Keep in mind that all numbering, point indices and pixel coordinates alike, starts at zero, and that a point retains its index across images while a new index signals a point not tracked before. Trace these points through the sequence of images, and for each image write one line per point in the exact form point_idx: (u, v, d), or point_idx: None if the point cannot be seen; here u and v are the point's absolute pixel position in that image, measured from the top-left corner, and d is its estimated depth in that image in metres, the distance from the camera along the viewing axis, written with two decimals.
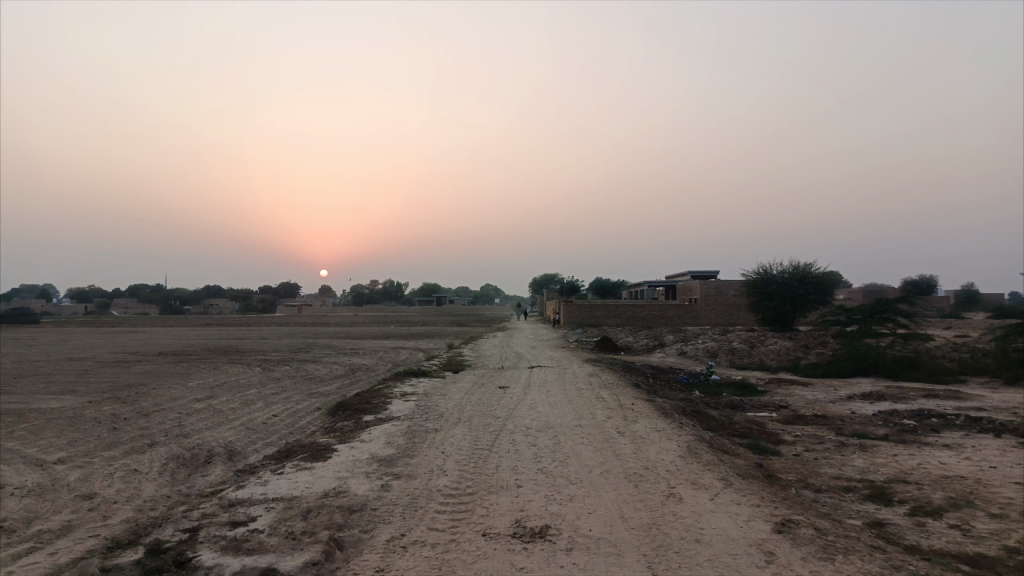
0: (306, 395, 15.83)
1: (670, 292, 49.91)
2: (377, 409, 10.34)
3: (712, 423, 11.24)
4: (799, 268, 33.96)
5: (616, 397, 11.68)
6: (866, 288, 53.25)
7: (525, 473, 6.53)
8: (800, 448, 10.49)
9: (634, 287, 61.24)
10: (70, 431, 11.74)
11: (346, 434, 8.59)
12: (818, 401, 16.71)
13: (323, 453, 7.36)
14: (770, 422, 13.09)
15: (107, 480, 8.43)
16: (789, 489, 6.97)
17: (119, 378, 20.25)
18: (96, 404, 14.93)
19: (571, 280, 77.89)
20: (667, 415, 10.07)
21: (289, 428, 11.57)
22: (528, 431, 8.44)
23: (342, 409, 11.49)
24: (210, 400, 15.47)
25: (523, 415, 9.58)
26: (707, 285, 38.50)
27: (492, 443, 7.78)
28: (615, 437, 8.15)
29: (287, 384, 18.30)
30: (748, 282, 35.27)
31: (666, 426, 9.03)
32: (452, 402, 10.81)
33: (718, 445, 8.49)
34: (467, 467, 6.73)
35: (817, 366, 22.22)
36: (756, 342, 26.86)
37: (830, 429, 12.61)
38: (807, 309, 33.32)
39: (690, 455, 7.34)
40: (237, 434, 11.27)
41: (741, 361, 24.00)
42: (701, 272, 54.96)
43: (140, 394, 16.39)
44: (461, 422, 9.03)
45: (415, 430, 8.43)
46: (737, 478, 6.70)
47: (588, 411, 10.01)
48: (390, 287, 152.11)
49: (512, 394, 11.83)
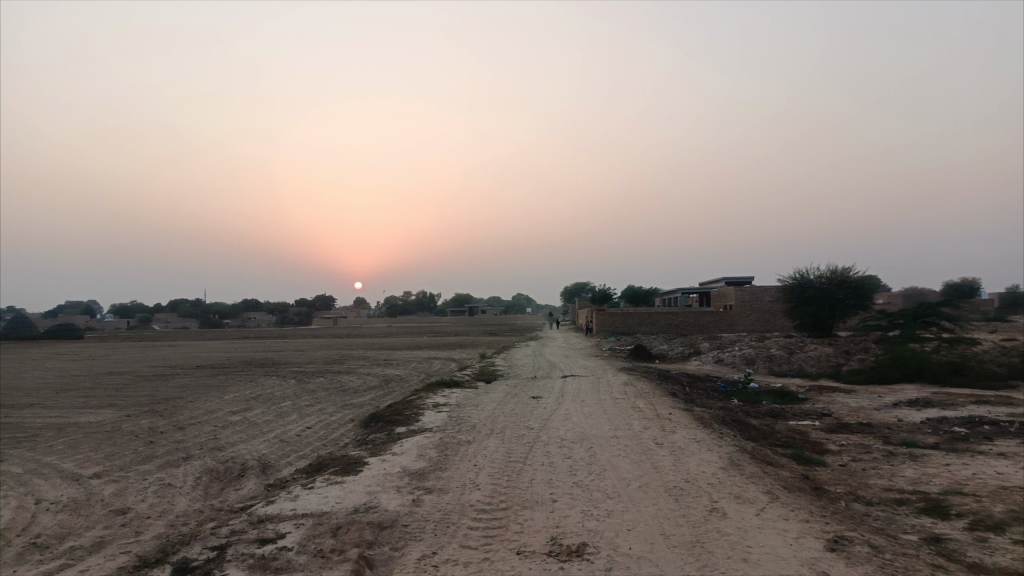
0: (340, 406, 15.80)
1: (704, 298, 49.24)
2: (409, 421, 10.20)
3: (753, 433, 10.89)
4: (837, 272, 33.22)
5: (652, 407, 11.39)
6: (906, 291, 51.96)
7: (561, 487, 6.31)
8: (846, 459, 10.10)
9: (668, 294, 60.56)
10: (107, 445, 11.82)
11: (377, 447, 8.46)
12: (862, 408, 16.18)
13: (354, 466, 7.24)
14: (813, 431, 12.68)
15: (140, 494, 8.41)
16: (839, 502, 6.65)
17: (156, 391, 20.46)
18: (134, 417, 15.07)
19: (604, 288, 77.40)
20: (706, 425, 9.76)
21: (322, 440, 11.49)
22: (563, 442, 8.22)
23: (374, 421, 11.38)
24: (245, 412, 15.51)
25: (557, 425, 9.36)
26: (742, 291, 37.87)
27: (526, 455, 7.57)
28: (653, 449, 7.90)
29: (321, 396, 18.30)
30: (785, 288, 34.59)
31: (706, 436, 8.73)
32: (485, 413, 10.63)
33: (761, 456, 8.18)
34: (501, 481, 6.54)
35: (860, 372, 21.61)
36: (795, 348, 26.25)
37: (876, 438, 12.16)
38: (847, 314, 32.55)
39: (732, 467, 7.06)
40: (271, 447, 11.23)
41: (780, 369, 23.45)
42: (736, 278, 54.15)
43: (176, 407, 16.51)
44: (493, 433, 8.83)
45: (447, 442, 8.26)
46: (783, 491, 6.41)
47: (624, 421, 9.74)
48: (423, 298, 152.76)
49: (546, 404, 11.61)
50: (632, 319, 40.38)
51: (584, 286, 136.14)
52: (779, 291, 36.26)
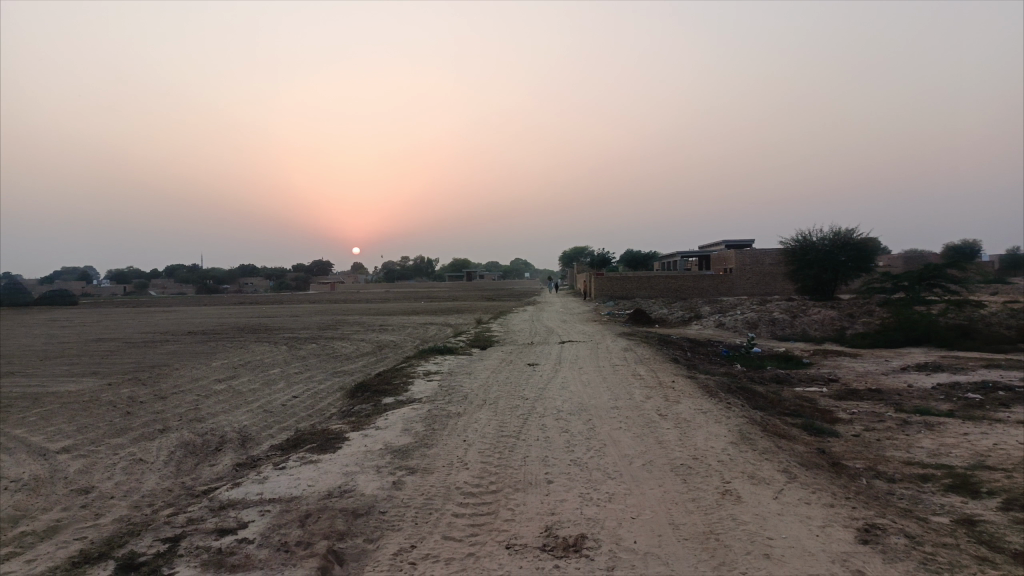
0: (329, 374, 15.25)
1: (704, 261, 48.59)
2: (398, 391, 9.62)
3: (761, 401, 10.33)
4: (840, 234, 32.52)
5: (654, 374, 10.83)
6: (907, 253, 51.33)
7: (557, 466, 5.75)
8: (859, 429, 9.58)
9: (667, 258, 59.83)
10: (82, 417, 11.28)
11: (360, 420, 7.88)
12: (869, 373, 15.65)
13: (333, 443, 6.66)
14: (821, 398, 12.16)
15: (108, 472, 7.88)
16: (860, 480, 6.10)
17: (143, 358, 19.94)
18: (115, 387, 14.54)
19: (603, 252, 76.63)
20: (712, 394, 9.19)
21: (307, 410, 10.94)
22: (559, 414, 7.66)
23: (362, 390, 10.81)
24: (230, 380, 14.99)
25: (553, 396, 8.80)
26: (743, 255, 37.22)
27: (520, 429, 7.00)
28: (656, 421, 7.34)
29: (311, 362, 17.79)
30: (786, 251, 33.92)
31: (713, 407, 8.17)
32: (478, 382, 10.05)
33: (772, 428, 7.62)
34: (492, 459, 5.97)
35: (864, 336, 21.09)
36: (797, 312, 25.70)
37: (888, 405, 11.64)
38: (850, 277, 31.95)
39: (743, 442, 6.50)
40: (254, 418, 10.69)
41: (783, 333, 22.91)
42: (737, 242, 53.40)
43: (160, 376, 15.97)
44: (486, 404, 8.25)
45: (435, 415, 7.67)
46: (800, 468, 5.86)
47: (625, 390, 9.17)
48: (421, 263, 151.49)
49: (542, 372, 11.06)
50: (632, 283, 39.78)
51: (583, 250, 135.37)
52: (781, 254, 35.61)
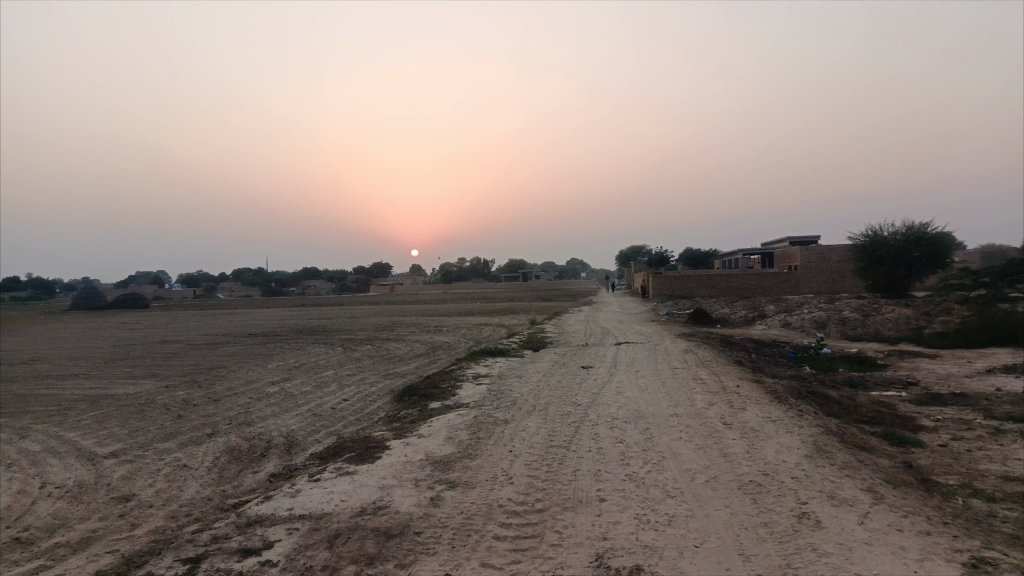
0: (381, 376, 15.03)
1: (767, 259, 47.06)
2: (445, 395, 9.26)
3: (833, 407, 9.58)
4: (913, 228, 30.87)
5: (717, 379, 10.16)
6: (983, 248, 48.63)
7: (609, 482, 5.24)
8: (945, 437, 8.76)
9: (728, 256, 58.31)
10: (135, 420, 11.29)
11: (404, 427, 7.51)
12: (951, 375, 14.57)
13: (372, 452, 6.29)
14: (901, 403, 11.29)
15: (151, 479, 7.75)
16: (956, 501, 5.40)
17: (201, 361, 20.18)
18: (171, 389, 14.64)
19: (661, 250, 75.16)
20: (781, 400, 8.54)
21: (355, 414, 10.69)
22: (614, 422, 7.15)
23: (410, 394, 10.48)
24: (283, 382, 14.90)
25: (607, 402, 8.27)
26: (808, 252, 35.81)
27: (570, 438, 6.51)
28: (720, 431, 6.74)
29: (364, 364, 17.62)
30: (855, 246, 32.41)
31: (782, 415, 7.53)
32: (528, 386, 9.59)
33: (850, 440, 6.94)
34: (540, 472, 5.50)
35: (944, 336, 19.80)
36: (869, 310, 24.42)
37: (976, 411, 10.70)
38: (924, 274, 30.28)
39: (818, 456, 5.87)
40: (301, 422, 10.49)
41: (854, 333, 21.76)
42: (802, 238, 51.56)
43: (216, 378, 16.06)
44: (535, 411, 7.79)
45: (481, 422, 7.24)
46: (887, 487, 5.23)
47: (685, 396, 8.58)
48: (478, 264, 151.84)
49: (597, 376, 10.54)
50: (691, 282, 38.70)
51: (640, 249, 133.41)
52: (849, 250, 34.06)
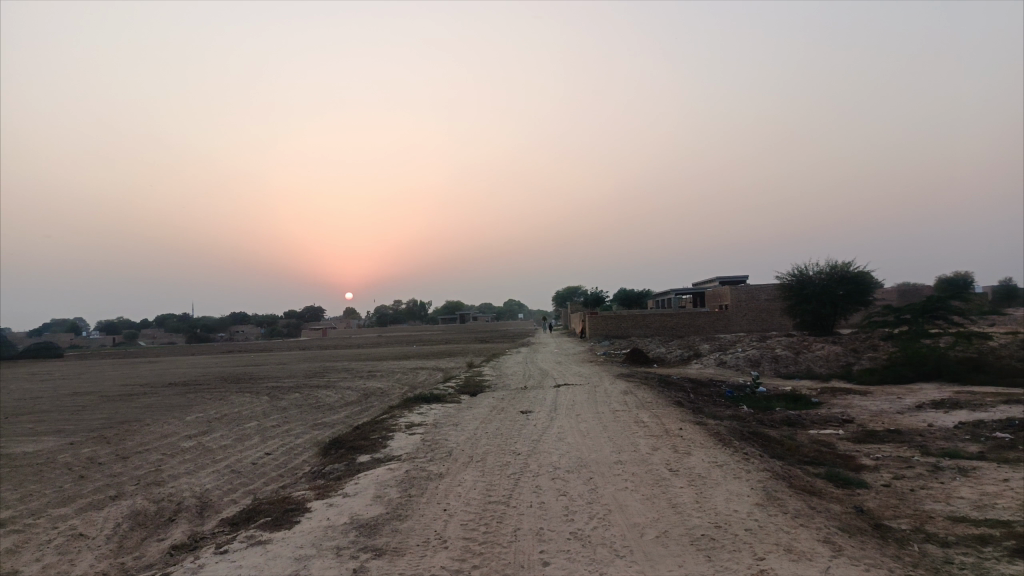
0: (309, 426, 14.21)
1: (699, 299, 47.91)
2: (375, 447, 8.67)
3: (776, 448, 9.38)
4: (837, 267, 31.86)
5: (659, 421, 9.88)
6: (900, 286, 50.64)
7: (553, 542, 4.80)
8: (888, 476, 8.66)
9: (661, 296, 59.21)
10: (31, 483, 10.26)
11: (329, 485, 6.91)
12: (884, 412, 14.73)
13: (290, 516, 5.68)
14: (840, 441, 11.24)
15: (39, 552, 6.89)
16: (911, 548, 5.17)
17: (114, 413, 18.85)
18: (76, 446, 13.48)
19: (596, 291, 75.83)
20: (725, 442, 8.29)
21: (278, 470, 9.95)
22: (556, 472, 6.73)
23: (337, 446, 9.81)
24: (202, 436, 13.92)
25: (548, 450, 7.85)
26: (738, 291, 36.56)
27: (510, 493, 6.05)
28: (667, 479, 6.41)
29: (291, 414, 16.72)
30: (783, 286, 33.21)
31: (729, 459, 7.26)
32: (465, 435, 9.08)
33: (798, 484, 6.71)
34: (477, 533, 5.01)
35: (872, 372, 20.22)
36: (800, 348, 24.85)
37: (913, 447, 10.71)
38: (849, 311, 31.16)
39: (770, 504, 5.58)
40: (218, 479, 9.68)
41: (787, 371, 22.03)
42: (731, 278, 52.82)
43: (128, 432, 14.91)
44: (472, 462, 7.31)
45: (413, 477, 6.70)
46: (843, 537, 4.96)
47: (628, 441, 8.24)
48: (415, 307, 150.47)
49: (536, 421, 10.13)
50: (627, 322, 38.94)
51: (574, 291, 134.68)
52: (777, 289, 34.88)
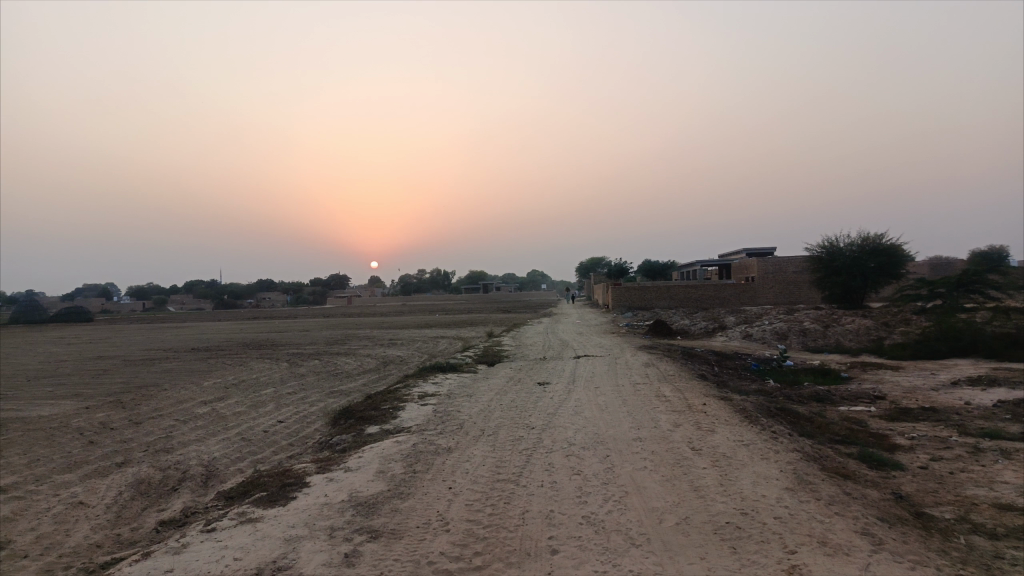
0: (324, 394, 13.98)
1: (725, 270, 47.07)
2: (384, 418, 8.35)
3: (806, 426, 8.91)
4: (868, 239, 30.91)
5: (682, 396, 9.44)
6: (933, 259, 49.29)
7: (564, 527, 4.42)
8: (925, 457, 8.17)
9: (686, 267, 58.39)
10: (40, 448, 10.13)
11: (332, 458, 6.59)
12: (917, 388, 14.13)
13: (286, 491, 5.36)
14: (872, 419, 10.73)
15: (37, 521, 6.70)
16: (958, 541, 4.72)
17: (133, 378, 18.84)
18: (91, 411, 13.39)
19: (620, 261, 75.00)
20: (752, 419, 7.84)
21: (288, 439, 9.69)
22: (570, 449, 6.35)
23: (347, 416, 9.51)
24: (217, 402, 13.75)
25: (563, 424, 7.47)
26: (765, 263, 35.74)
27: (521, 470, 5.67)
28: (689, 459, 5.99)
29: (308, 381, 16.53)
30: (812, 258, 32.34)
31: (756, 438, 6.83)
32: (478, 407, 8.72)
33: (831, 467, 6.25)
34: (482, 515, 4.64)
35: (904, 347, 19.54)
36: (829, 321, 24.15)
37: (950, 427, 10.18)
38: (880, 285, 30.28)
39: (801, 489, 5.16)
40: (226, 448, 9.45)
41: (815, 344, 21.40)
42: (759, 250, 51.81)
43: (143, 398, 14.81)
44: (483, 437, 6.94)
45: (420, 451, 6.35)
46: (882, 527, 4.52)
47: (648, 416, 7.82)
48: (438, 276, 150.67)
49: (554, 394, 9.75)
50: (650, 293, 38.34)
51: (598, 262, 133.77)
52: (806, 260, 33.99)
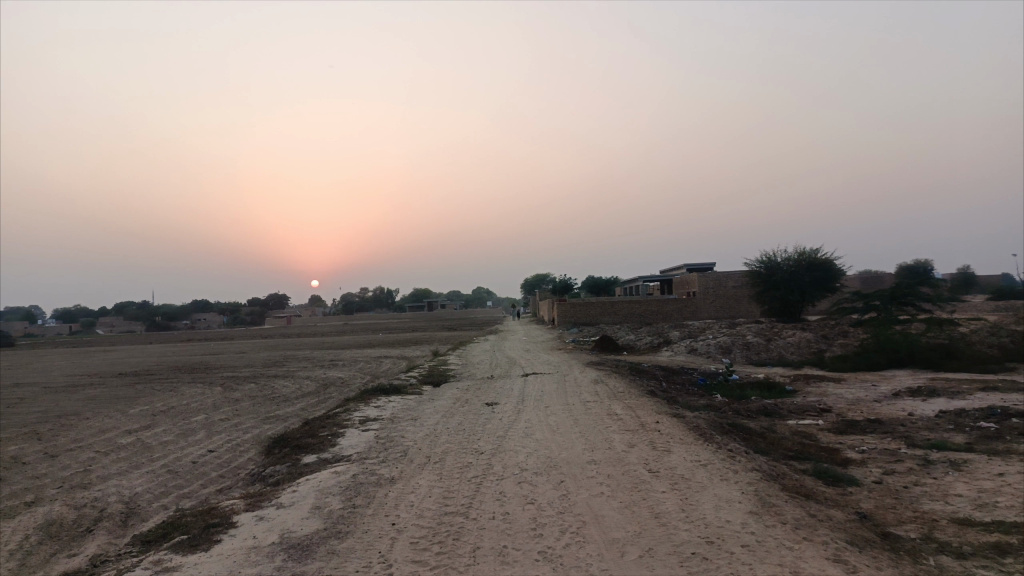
0: (260, 420, 13.26)
1: (667, 285, 47.59)
2: (322, 446, 7.83)
3: (759, 442, 8.74)
4: (804, 254, 31.61)
5: (634, 413, 9.18)
6: (863, 274, 50.94)
7: (519, 565, 4.04)
8: (878, 472, 8.08)
9: (628, 283, 58.93)
10: None
11: (265, 492, 6.06)
12: (860, 400, 14.26)
13: (209, 534, 4.84)
14: (821, 433, 10.67)
15: None
16: (928, 563, 4.52)
17: (53, 406, 17.64)
18: (3, 444, 12.36)
19: (563, 278, 75.33)
20: (707, 438, 7.62)
21: (219, 470, 9.03)
22: (521, 475, 5.98)
23: (283, 444, 8.91)
24: (143, 431, 12.88)
25: (514, 448, 7.09)
26: (706, 278, 36.21)
27: (470, 501, 5.27)
28: (648, 482, 5.69)
29: (243, 406, 15.72)
30: (751, 272, 32.88)
31: (712, 457, 6.59)
32: (423, 432, 8.27)
33: (792, 487, 6.04)
34: (428, 555, 4.23)
35: (844, 359, 19.85)
36: (771, 335, 24.44)
37: (897, 439, 10.18)
38: (817, 298, 30.95)
39: (766, 512, 4.90)
40: (150, 482, 8.73)
41: (758, 358, 21.59)
42: (699, 266, 52.71)
43: (63, 428, 13.78)
44: (428, 464, 6.51)
45: (360, 483, 5.89)
46: (853, 553, 4.28)
47: (601, 437, 7.51)
48: (381, 295, 148.85)
49: (502, 415, 9.37)
50: (595, 309, 38.39)
51: (541, 279, 134.36)
52: (746, 275, 34.55)
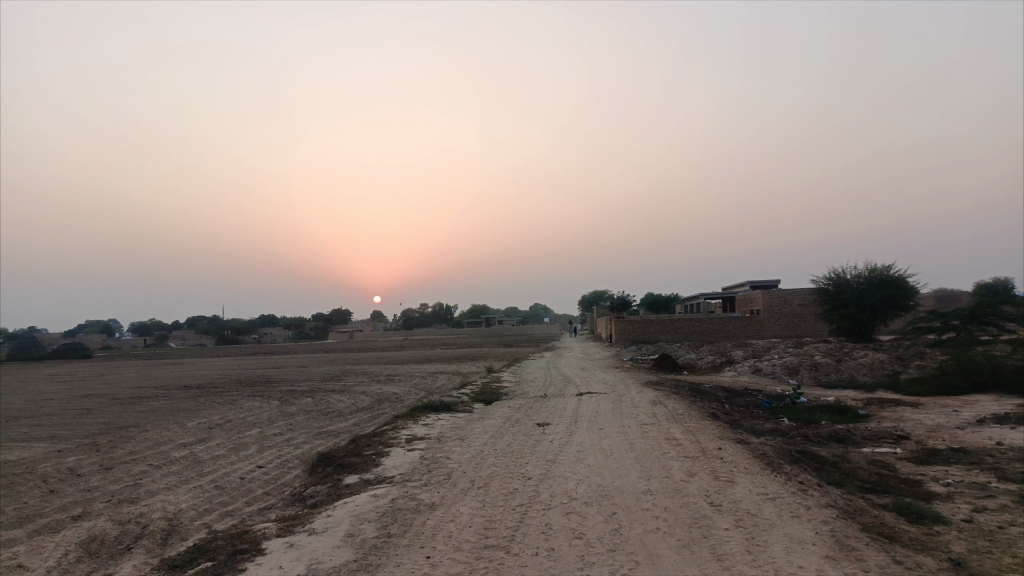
0: (311, 435, 13.12)
1: (729, 303, 46.25)
2: (364, 466, 7.54)
3: (832, 473, 8.08)
4: (876, 271, 30.15)
5: (695, 439, 8.60)
6: (939, 292, 48.50)
7: None
8: (968, 508, 7.33)
9: (689, 300, 57.61)
10: None
11: (300, 516, 5.77)
12: (941, 427, 13.27)
13: (235, 561, 4.56)
14: (900, 463, 9.87)
15: None
16: None
17: (115, 418, 17.97)
18: (62, 455, 12.52)
19: (622, 295, 74.30)
20: (775, 467, 7.02)
21: (263, 488, 8.84)
22: (569, 506, 5.53)
23: (327, 462, 8.67)
24: (196, 445, 12.88)
25: (563, 474, 6.65)
26: (770, 295, 34.98)
27: (513, 533, 4.87)
28: (709, 517, 5.18)
29: (296, 421, 15.68)
30: (818, 290, 31.57)
31: (781, 489, 6.03)
32: (469, 453, 7.90)
33: (872, 526, 5.43)
34: None
35: (921, 382, 18.68)
36: (840, 355, 23.28)
37: (986, 471, 9.31)
38: (889, 317, 29.45)
39: (844, 558, 4.35)
40: (195, 497, 8.61)
41: (828, 380, 20.53)
42: (763, 283, 51.13)
43: (121, 440, 13.94)
44: (472, 490, 6.13)
45: (398, 509, 5.55)
46: None
47: (657, 465, 6.99)
48: (440, 309, 150.07)
49: (554, 436, 8.93)
50: (654, 326, 37.50)
51: (599, 295, 133.06)
52: (812, 293, 33.22)
